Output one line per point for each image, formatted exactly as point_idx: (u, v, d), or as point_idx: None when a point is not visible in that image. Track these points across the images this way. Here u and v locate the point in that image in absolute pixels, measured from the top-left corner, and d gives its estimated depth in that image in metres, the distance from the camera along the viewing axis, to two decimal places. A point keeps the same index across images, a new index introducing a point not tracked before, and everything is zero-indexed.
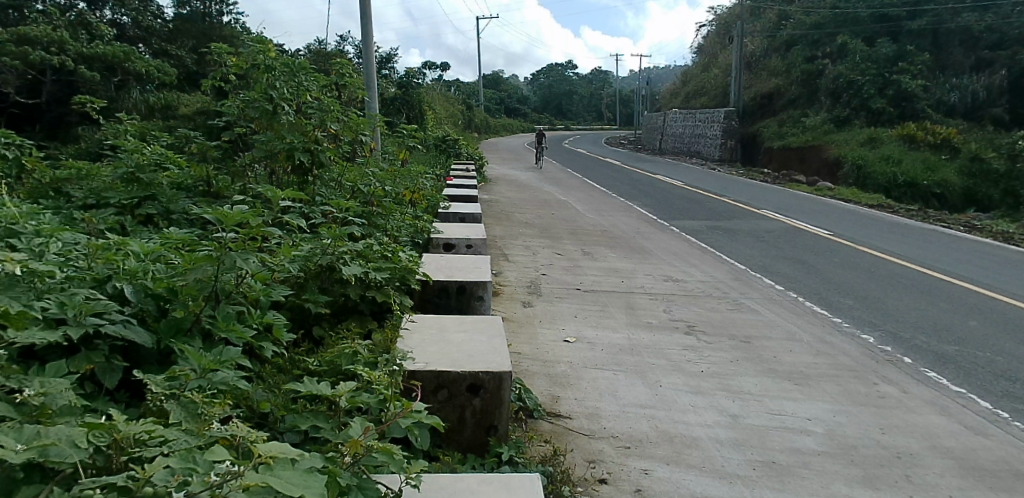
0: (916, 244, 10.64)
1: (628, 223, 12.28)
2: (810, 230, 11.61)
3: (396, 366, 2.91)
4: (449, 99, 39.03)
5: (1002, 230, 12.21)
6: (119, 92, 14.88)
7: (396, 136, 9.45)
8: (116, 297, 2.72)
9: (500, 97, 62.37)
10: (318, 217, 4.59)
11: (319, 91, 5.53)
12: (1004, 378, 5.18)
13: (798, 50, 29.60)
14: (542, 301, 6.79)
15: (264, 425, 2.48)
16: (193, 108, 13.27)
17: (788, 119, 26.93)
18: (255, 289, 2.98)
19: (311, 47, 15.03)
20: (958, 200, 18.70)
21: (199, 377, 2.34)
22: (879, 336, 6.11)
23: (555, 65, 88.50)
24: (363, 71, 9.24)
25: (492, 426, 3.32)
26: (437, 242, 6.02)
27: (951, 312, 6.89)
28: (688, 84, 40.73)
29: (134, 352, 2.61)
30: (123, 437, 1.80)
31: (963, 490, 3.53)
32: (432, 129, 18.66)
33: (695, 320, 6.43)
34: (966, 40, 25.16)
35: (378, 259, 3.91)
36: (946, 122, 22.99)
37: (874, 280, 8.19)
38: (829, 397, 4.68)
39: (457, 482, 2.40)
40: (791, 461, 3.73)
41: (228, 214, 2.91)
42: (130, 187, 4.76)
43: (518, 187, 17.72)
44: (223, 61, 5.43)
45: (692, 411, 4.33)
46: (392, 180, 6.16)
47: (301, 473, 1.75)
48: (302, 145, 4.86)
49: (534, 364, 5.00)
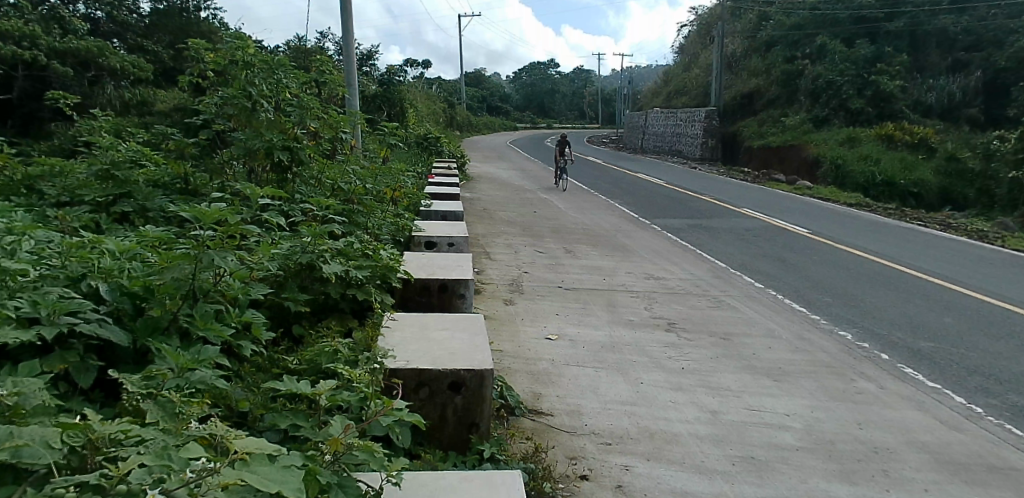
0: (894, 242, 10.77)
1: (609, 222, 12.31)
2: (789, 229, 11.68)
3: (377, 363, 2.90)
4: (430, 96, 38.76)
5: (977, 228, 12.41)
6: (92, 87, 14.65)
7: (378, 135, 9.41)
8: (91, 296, 2.68)
9: (482, 95, 62.07)
10: (298, 214, 4.58)
11: (298, 88, 5.52)
12: (979, 374, 5.25)
13: (778, 50, 29.83)
14: (524, 298, 6.82)
15: (243, 424, 2.47)
16: (169, 104, 13.08)
17: (768, 119, 27.19)
18: (233, 287, 2.95)
19: (291, 44, 14.84)
20: (934, 199, 19.11)
21: (176, 376, 2.32)
22: (856, 334, 6.17)
23: (537, 62, 88.30)
24: (343, 69, 9.16)
25: (474, 423, 3.31)
26: (418, 239, 5.97)
27: (927, 308, 7.00)
28: (669, 84, 41.01)
29: (110, 351, 2.57)
30: (98, 438, 1.77)
31: (938, 484, 3.58)
32: (413, 126, 18.57)
33: (676, 317, 6.48)
34: (943, 42, 25.56)
35: (359, 258, 3.89)
36: (922, 123, 23.40)
37: (853, 277, 8.29)
38: (807, 392, 4.73)
39: (439, 479, 2.38)
40: (769, 456, 3.77)
41: (205, 212, 2.88)
42: (104, 184, 4.69)
43: (501, 186, 17.65)
44: (200, 57, 5.34)
45: (672, 407, 4.36)
46: (373, 177, 6.11)
47: (280, 471, 1.75)
48: (282, 143, 4.83)
49: (516, 362, 5.01)
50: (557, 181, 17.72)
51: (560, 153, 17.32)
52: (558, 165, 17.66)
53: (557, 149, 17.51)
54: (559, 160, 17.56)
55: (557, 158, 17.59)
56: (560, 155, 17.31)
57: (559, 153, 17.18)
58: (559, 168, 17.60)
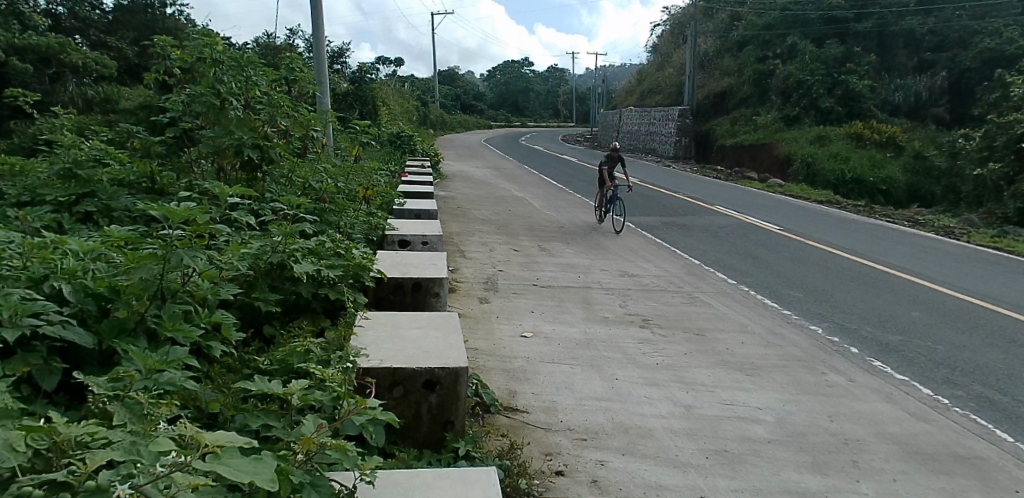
0: (863, 238, 10.94)
1: (583, 220, 12.34)
2: (761, 226, 11.84)
3: (350, 363, 2.86)
4: (403, 94, 38.55)
5: (944, 224, 12.68)
6: (53, 84, 14.26)
7: (350, 133, 9.35)
8: (54, 297, 2.61)
9: (456, 93, 61.89)
10: (269, 213, 4.53)
11: (269, 86, 5.47)
12: (946, 367, 5.36)
13: (750, 51, 30.19)
14: (499, 297, 6.81)
15: (213, 425, 2.44)
16: (133, 101, 12.84)
17: (740, 117, 27.50)
18: (202, 288, 2.92)
19: (260, 40, 14.63)
20: (902, 197, 19.54)
21: (144, 378, 2.27)
22: (826, 328, 6.28)
23: (512, 62, 88.36)
24: (314, 67, 9.04)
25: (449, 421, 3.30)
26: (391, 238, 5.90)
27: (895, 303, 7.13)
28: (643, 83, 41.34)
29: (74, 353, 2.52)
30: (63, 440, 1.73)
31: (906, 474, 3.65)
32: (385, 125, 18.44)
33: (651, 314, 6.52)
34: (910, 43, 26.02)
35: (331, 257, 3.86)
36: (890, 122, 23.87)
37: (823, 273, 8.40)
38: (779, 386, 4.79)
39: (413, 477, 2.37)
40: (742, 449, 3.81)
41: (175, 211, 2.82)
42: (67, 183, 4.56)
43: (475, 184, 17.60)
44: (166, 54, 5.23)
45: (646, 403, 4.39)
46: (345, 176, 6.10)
47: (251, 463, 1.75)
48: (252, 141, 4.83)
49: (491, 360, 5.01)
50: (599, 219, 11.82)
51: (608, 175, 11.46)
52: (600, 197, 11.83)
53: (602, 172, 11.72)
54: (603, 189, 11.76)
55: (602, 185, 11.78)
56: (607, 178, 11.52)
57: (608, 173, 11.38)
58: (603, 201, 11.80)
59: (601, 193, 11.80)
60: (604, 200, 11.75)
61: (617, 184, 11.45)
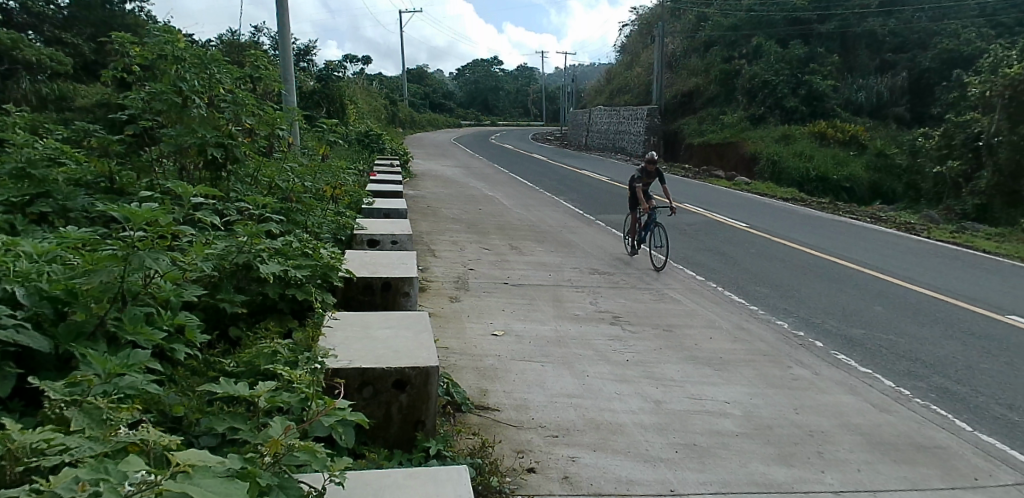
0: (827, 235, 11.13)
1: (553, 218, 12.38)
2: (728, 223, 11.96)
3: (318, 363, 2.82)
4: (371, 92, 38.22)
5: (905, 221, 12.97)
6: (6, 81, 13.79)
7: (316, 132, 9.23)
8: (6, 301, 2.52)
9: (425, 92, 61.52)
10: (234, 213, 4.48)
11: (233, 83, 5.38)
12: (907, 359, 5.48)
13: (716, 51, 30.56)
14: (470, 295, 6.80)
15: (178, 428, 2.39)
16: (90, 99, 12.51)
17: (707, 117, 27.81)
18: (165, 289, 2.88)
19: (222, 37, 14.36)
20: (865, 193, 20.06)
21: (103, 382, 2.20)
22: (792, 322, 6.39)
23: (481, 61, 88.20)
24: (280, 65, 8.92)
25: (420, 421, 3.28)
26: (360, 238, 5.83)
27: (858, 298, 7.25)
28: (613, 82, 41.61)
29: (29, 357, 2.46)
30: (18, 447, 1.69)
31: (870, 464, 3.72)
32: (352, 124, 18.24)
33: (620, 311, 6.56)
34: (872, 44, 26.58)
35: (298, 257, 3.82)
36: (853, 120, 24.34)
37: (788, 269, 8.53)
38: (746, 381, 4.84)
39: (383, 478, 2.34)
40: (711, 443, 3.85)
41: (136, 211, 2.74)
42: (19, 183, 4.35)
43: (444, 183, 17.50)
44: (125, 50, 5.11)
45: (617, 399, 4.41)
46: (313, 175, 6.08)
47: (224, 483, 1.65)
48: (216, 139, 4.72)
49: (462, 358, 5.00)
50: (631, 250, 9.24)
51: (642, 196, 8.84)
52: (632, 222, 9.20)
53: (632, 190, 9.07)
54: (635, 212, 9.13)
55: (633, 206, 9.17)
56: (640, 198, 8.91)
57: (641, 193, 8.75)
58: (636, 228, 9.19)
59: (633, 217, 9.16)
60: (637, 227, 9.15)
61: (653, 208, 8.81)
